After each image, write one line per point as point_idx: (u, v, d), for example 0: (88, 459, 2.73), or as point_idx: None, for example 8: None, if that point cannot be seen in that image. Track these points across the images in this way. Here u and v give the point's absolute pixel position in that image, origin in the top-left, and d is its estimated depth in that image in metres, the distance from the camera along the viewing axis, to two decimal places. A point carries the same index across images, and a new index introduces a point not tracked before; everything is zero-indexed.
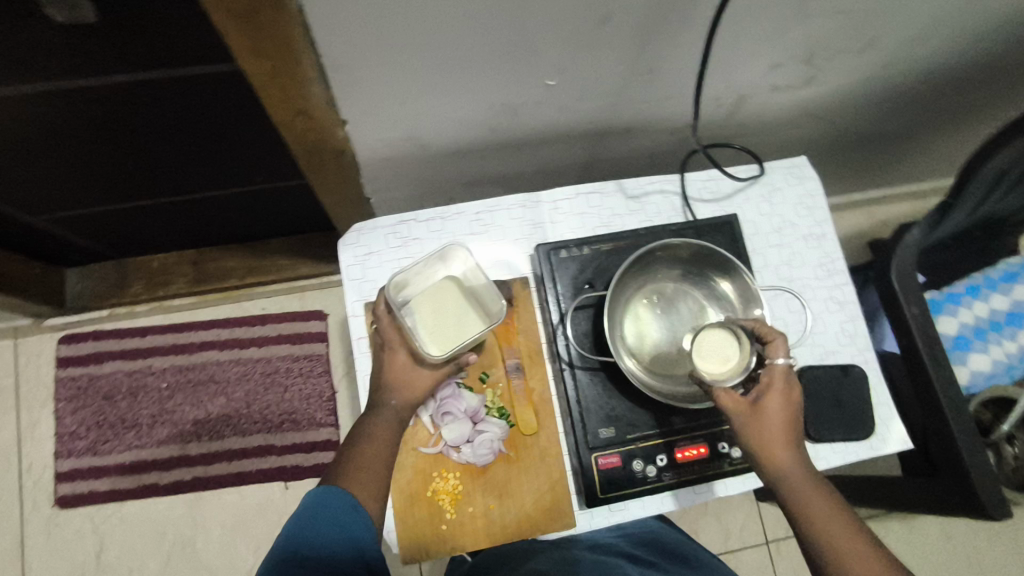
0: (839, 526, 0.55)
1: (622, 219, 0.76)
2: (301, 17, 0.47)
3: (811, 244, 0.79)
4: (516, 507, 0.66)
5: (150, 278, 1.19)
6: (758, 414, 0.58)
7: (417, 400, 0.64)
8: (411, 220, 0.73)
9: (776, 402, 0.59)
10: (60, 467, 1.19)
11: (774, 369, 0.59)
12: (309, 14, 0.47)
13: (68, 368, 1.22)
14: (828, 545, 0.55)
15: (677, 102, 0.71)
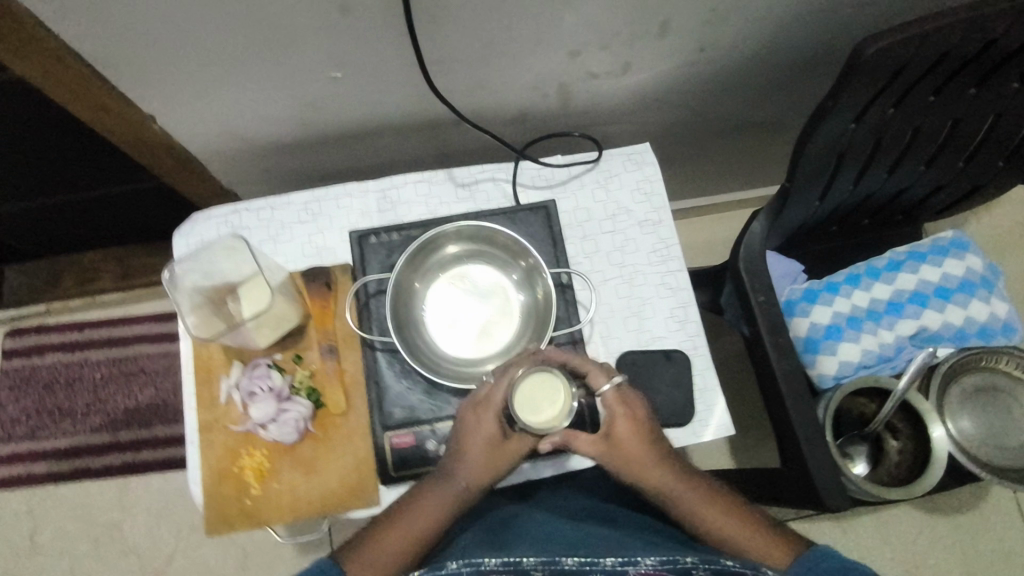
0: (729, 520, 0.60)
1: (450, 207, 0.77)
2: (30, 11, 0.51)
3: (646, 230, 0.79)
4: (321, 484, 0.69)
5: (80, 275, 1.29)
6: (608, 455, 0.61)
7: None
8: (242, 210, 0.76)
9: (625, 428, 0.61)
10: (1, 451, 1.27)
11: (608, 400, 0.61)
12: (37, 10, 0.51)
13: (12, 358, 1.30)
14: (727, 539, 0.59)
15: (491, 92, 0.72)
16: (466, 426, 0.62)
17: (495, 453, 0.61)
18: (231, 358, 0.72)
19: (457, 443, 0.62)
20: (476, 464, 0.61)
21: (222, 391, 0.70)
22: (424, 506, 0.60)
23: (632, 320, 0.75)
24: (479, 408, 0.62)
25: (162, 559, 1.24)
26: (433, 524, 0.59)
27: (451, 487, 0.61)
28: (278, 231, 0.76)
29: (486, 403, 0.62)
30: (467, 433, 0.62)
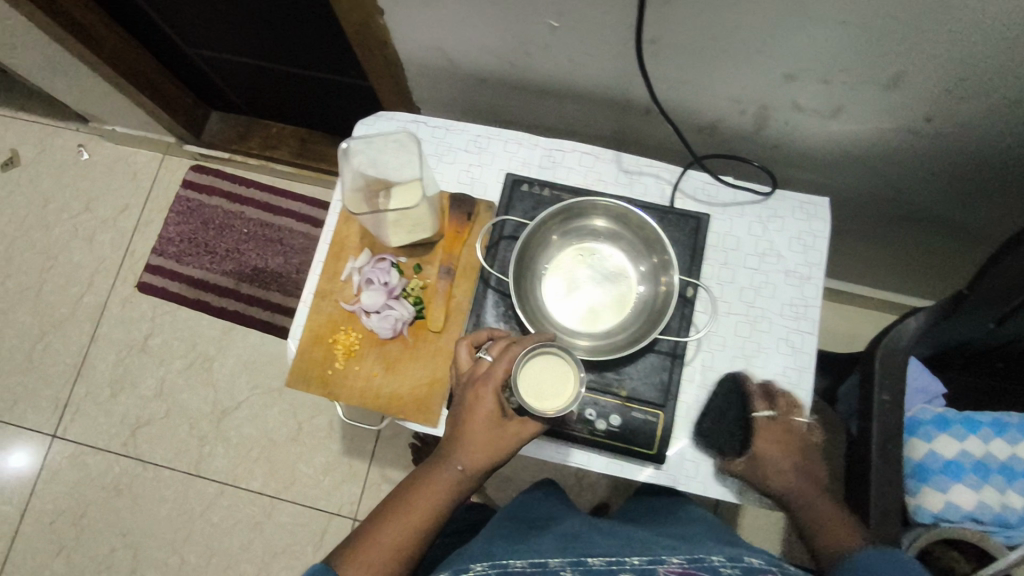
0: (835, 520, 0.64)
1: (605, 185, 0.78)
2: None
3: (790, 281, 0.75)
4: (395, 384, 0.73)
5: (265, 139, 1.41)
6: (759, 433, 0.68)
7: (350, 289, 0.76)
8: (422, 122, 0.82)
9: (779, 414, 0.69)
10: (150, 260, 1.45)
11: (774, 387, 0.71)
12: None
13: (188, 190, 1.49)
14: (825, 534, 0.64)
15: (690, 91, 0.72)
16: (466, 407, 0.62)
17: (490, 435, 0.61)
18: (363, 245, 0.77)
19: (455, 426, 0.62)
20: (473, 449, 0.61)
21: (345, 269, 0.76)
22: (426, 491, 0.61)
23: (739, 361, 0.72)
24: (475, 390, 0.62)
25: (232, 403, 1.36)
26: (433, 502, 0.60)
27: (450, 471, 0.61)
28: (444, 151, 0.81)
29: (482, 384, 0.62)
30: (467, 414, 0.62)
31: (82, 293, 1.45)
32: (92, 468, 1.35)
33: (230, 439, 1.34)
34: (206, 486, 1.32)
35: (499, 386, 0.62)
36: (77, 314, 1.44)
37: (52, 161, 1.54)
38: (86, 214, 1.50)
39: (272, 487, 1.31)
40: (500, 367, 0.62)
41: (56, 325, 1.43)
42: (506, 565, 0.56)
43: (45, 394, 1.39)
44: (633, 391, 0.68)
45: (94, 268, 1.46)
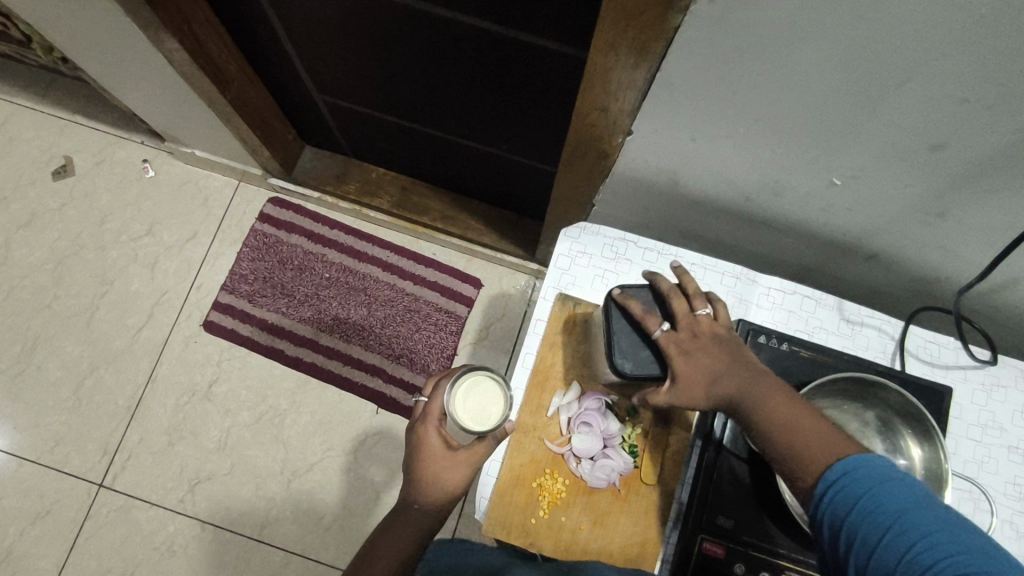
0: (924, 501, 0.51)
1: (827, 334, 0.73)
2: (665, 45, 0.51)
3: (1013, 457, 0.72)
4: (604, 541, 0.67)
5: (362, 184, 1.31)
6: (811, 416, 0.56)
7: (553, 425, 0.69)
8: (632, 242, 0.76)
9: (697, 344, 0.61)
10: (219, 298, 1.34)
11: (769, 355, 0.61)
12: (673, 45, 0.50)
13: (265, 224, 1.38)
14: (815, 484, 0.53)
15: (941, 252, 0.69)
16: (417, 440, 0.67)
17: (455, 463, 0.66)
18: (570, 378, 0.71)
19: (414, 459, 0.67)
20: (440, 481, 0.66)
21: (551, 404, 0.69)
22: (403, 524, 0.64)
23: None
24: (429, 424, 0.67)
25: (303, 465, 1.27)
26: (413, 531, 0.64)
27: (420, 502, 0.66)
28: None
29: (429, 420, 0.67)
30: (419, 443, 0.67)
31: (139, 325, 1.33)
32: (142, 525, 1.23)
33: (300, 503, 1.25)
34: (271, 553, 1.23)
35: (438, 413, 0.68)
36: (133, 350, 1.32)
37: (111, 175, 1.40)
38: (147, 239, 1.38)
39: (344, 559, 1.23)
40: (437, 404, 0.68)
41: (109, 360, 1.31)
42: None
43: (92, 437, 1.27)
44: None
45: (155, 299, 1.34)
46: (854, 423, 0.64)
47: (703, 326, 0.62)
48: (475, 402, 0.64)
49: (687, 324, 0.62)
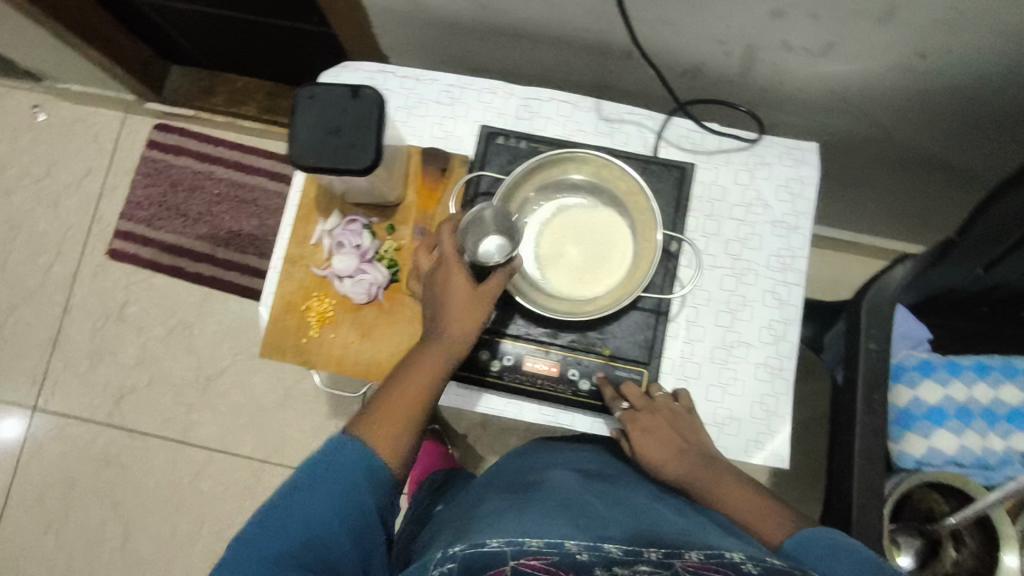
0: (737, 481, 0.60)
1: (585, 135, 0.74)
2: None
3: (776, 231, 0.72)
4: (374, 351, 0.71)
5: (231, 95, 1.34)
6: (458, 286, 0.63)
7: (316, 251, 0.72)
8: (390, 72, 0.76)
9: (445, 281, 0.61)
10: (120, 226, 1.40)
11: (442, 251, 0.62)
12: None
13: (153, 151, 1.42)
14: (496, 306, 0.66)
15: (672, 30, 0.68)
16: (442, 288, 0.61)
17: (473, 298, 0.60)
18: (331, 206, 0.73)
19: (432, 305, 0.62)
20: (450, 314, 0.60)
21: (315, 233, 0.72)
22: (416, 371, 0.59)
23: (725, 315, 0.71)
24: (443, 271, 0.61)
25: (216, 370, 1.35)
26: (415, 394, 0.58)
27: (442, 343, 0.60)
28: (415, 104, 0.75)
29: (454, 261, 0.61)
30: (444, 289, 0.61)
31: (50, 263, 1.40)
32: (78, 438, 1.34)
33: (218, 405, 1.34)
34: (196, 452, 1.33)
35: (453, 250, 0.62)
36: (48, 285, 1.40)
37: (6, 124, 1.45)
38: (48, 179, 1.43)
39: (261, 451, 1.32)
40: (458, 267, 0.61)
41: (26, 297, 1.39)
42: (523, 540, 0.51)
43: (22, 367, 1.37)
44: (616, 348, 0.66)
45: (61, 236, 1.41)
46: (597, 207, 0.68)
47: (662, 407, 0.64)
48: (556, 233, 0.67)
49: (639, 408, 0.63)
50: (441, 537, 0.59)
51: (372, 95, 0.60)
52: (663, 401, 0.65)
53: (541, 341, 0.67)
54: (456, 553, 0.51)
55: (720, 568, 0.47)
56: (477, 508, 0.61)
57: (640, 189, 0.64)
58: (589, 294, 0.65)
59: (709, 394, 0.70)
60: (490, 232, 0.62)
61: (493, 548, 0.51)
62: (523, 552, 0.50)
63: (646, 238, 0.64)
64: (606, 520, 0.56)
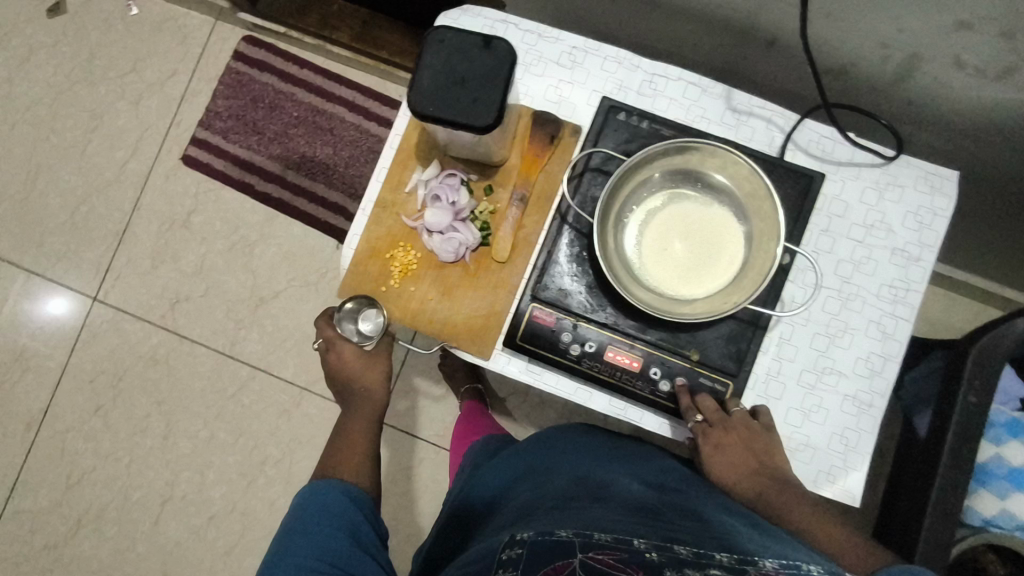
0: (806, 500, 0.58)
1: (708, 123, 0.69)
2: None
3: (894, 259, 0.67)
4: (451, 311, 0.69)
5: (324, 18, 1.32)
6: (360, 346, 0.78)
7: (409, 200, 0.70)
8: (512, 24, 0.72)
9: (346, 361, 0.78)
10: (196, 134, 1.40)
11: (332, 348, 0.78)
12: None
13: (239, 62, 1.40)
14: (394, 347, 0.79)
15: (832, 24, 0.62)
16: (342, 370, 0.78)
17: (368, 362, 0.79)
18: (431, 156, 0.70)
19: (346, 384, 0.79)
20: (361, 394, 0.79)
21: (410, 181, 0.70)
22: (358, 417, 0.79)
23: (823, 338, 0.67)
24: (336, 352, 0.78)
25: (269, 292, 1.36)
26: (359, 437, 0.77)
27: (359, 396, 0.79)
28: (533, 62, 0.71)
29: (340, 341, 0.76)
30: (344, 368, 0.78)
31: (125, 159, 1.42)
32: (131, 335, 1.38)
33: (266, 326, 1.35)
34: (240, 367, 1.35)
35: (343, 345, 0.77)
36: (121, 180, 1.41)
37: (99, 12, 1.45)
38: (133, 75, 1.43)
39: (302, 378, 1.34)
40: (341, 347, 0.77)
41: (99, 188, 1.42)
42: (592, 536, 0.52)
43: (87, 256, 1.40)
44: (705, 355, 0.63)
45: (139, 134, 1.42)
46: (714, 204, 0.63)
47: (737, 424, 0.61)
48: (667, 221, 0.63)
49: (712, 423, 0.61)
50: (518, 520, 0.62)
51: (504, 46, 0.56)
52: (739, 418, 0.62)
53: (629, 334, 0.64)
54: (527, 540, 0.55)
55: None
56: (548, 498, 0.63)
57: (766, 194, 0.59)
58: (687, 294, 0.62)
59: (789, 417, 0.66)
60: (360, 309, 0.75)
61: (561, 540, 0.52)
62: (591, 544, 0.51)
63: (762, 248, 0.60)
64: (679, 520, 0.55)
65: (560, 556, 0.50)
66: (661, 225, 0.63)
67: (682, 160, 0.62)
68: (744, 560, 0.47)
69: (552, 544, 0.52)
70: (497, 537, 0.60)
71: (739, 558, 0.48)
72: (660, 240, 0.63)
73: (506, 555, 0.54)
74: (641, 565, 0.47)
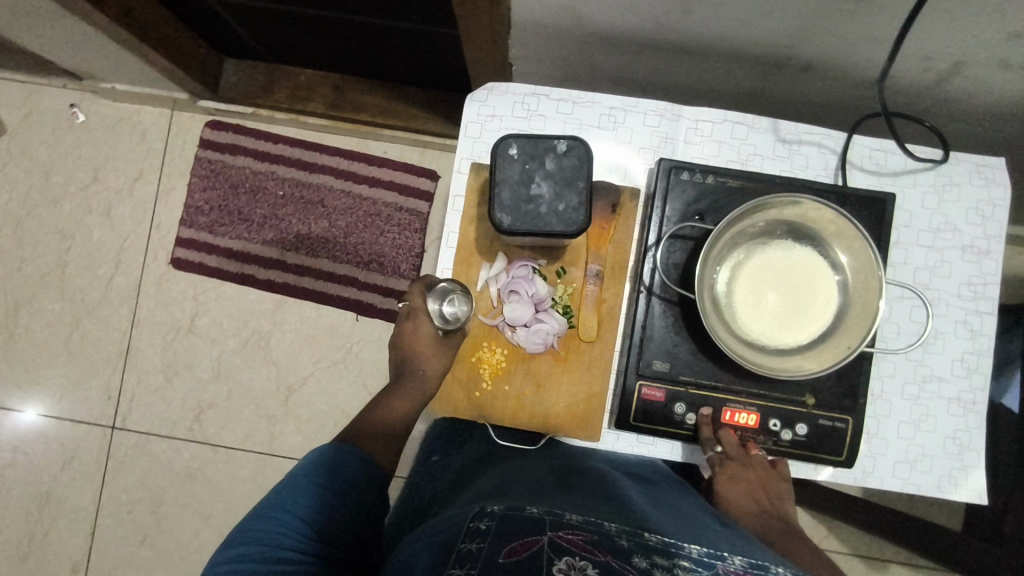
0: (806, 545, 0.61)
1: (762, 160, 0.68)
2: None
3: (967, 257, 0.68)
4: (550, 403, 0.67)
5: (294, 90, 1.23)
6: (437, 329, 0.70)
7: (484, 296, 0.68)
8: (543, 95, 0.69)
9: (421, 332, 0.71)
10: (180, 234, 1.33)
11: (414, 304, 0.73)
12: None
13: (207, 151, 1.33)
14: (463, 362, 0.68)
15: (875, 46, 0.62)
16: (411, 344, 0.72)
17: (435, 349, 0.70)
18: (494, 249, 0.68)
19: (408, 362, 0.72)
20: (416, 377, 0.71)
21: (480, 279, 0.68)
22: (399, 404, 0.72)
23: (920, 347, 0.67)
24: (415, 323, 0.72)
25: (296, 380, 1.31)
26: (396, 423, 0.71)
27: (412, 380, 0.71)
28: (574, 132, 0.69)
29: (423, 313, 0.72)
30: (413, 344, 0.72)
31: (110, 274, 1.33)
32: (160, 456, 1.31)
33: (301, 415, 1.31)
34: (283, 464, 1.30)
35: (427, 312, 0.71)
36: (111, 298, 1.33)
37: (43, 126, 1.35)
38: (97, 185, 1.34)
39: None
40: (423, 313, 0.72)
41: (88, 312, 1.33)
42: (562, 516, 0.51)
43: (94, 384, 1.32)
44: (819, 397, 0.63)
45: (119, 246, 1.34)
46: (800, 248, 0.63)
47: (755, 463, 0.64)
48: (759, 273, 0.62)
49: (731, 456, 0.63)
50: (474, 498, 0.61)
51: (580, 146, 0.54)
52: (758, 460, 0.64)
53: (742, 392, 0.64)
54: (495, 510, 0.52)
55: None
56: (501, 487, 0.62)
57: (857, 234, 0.59)
58: (792, 342, 0.61)
59: (901, 431, 0.67)
60: (452, 291, 0.68)
61: (529, 517, 0.50)
62: (562, 524, 0.50)
63: (863, 286, 0.60)
64: (651, 518, 0.56)
65: (528, 532, 0.48)
66: (753, 277, 0.62)
67: (769, 211, 0.62)
68: (712, 556, 0.49)
69: (517, 521, 0.50)
70: (450, 512, 0.58)
71: (709, 551, 0.50)
72: (753, 291, 0.62)
73: (473, 526, 0.50)
74: (612, 552, 0.47)
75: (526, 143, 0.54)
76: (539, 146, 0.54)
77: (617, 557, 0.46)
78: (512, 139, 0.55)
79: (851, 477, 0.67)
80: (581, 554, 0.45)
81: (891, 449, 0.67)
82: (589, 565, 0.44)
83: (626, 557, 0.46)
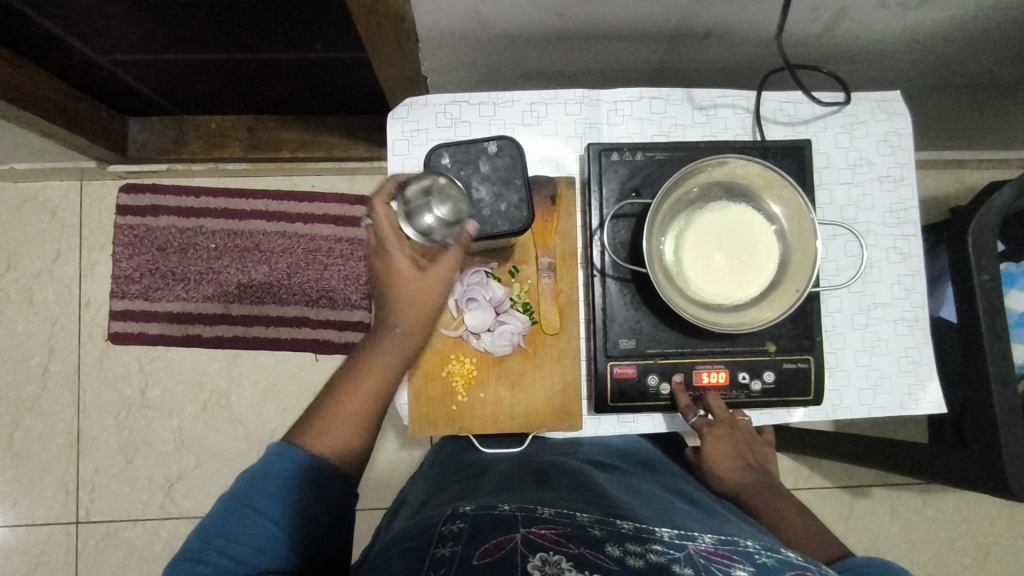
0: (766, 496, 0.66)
1: (684, 130, 0.71)
2: None
3: (885, 186, 0.73)
4: (527, 401, 0.67)
5: (207, 139, 1.19)
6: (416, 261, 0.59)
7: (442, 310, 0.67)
8: (463, 101, 0.70)
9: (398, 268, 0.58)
10: (113, 306, 1.27)
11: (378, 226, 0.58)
12: None
13: (127, 216, 1.27)
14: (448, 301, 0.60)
15: (763, 6, 0.65)
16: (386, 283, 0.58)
17: (424, 284, 0.58)
18: None
19: (384, 310, 0.59)
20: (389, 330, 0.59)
21: None
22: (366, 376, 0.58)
23: (859, 278, 0.71)
24: (383, 257, 0.59)
25: (265, 433, 1.27)
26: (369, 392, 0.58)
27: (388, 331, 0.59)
28: (501, 132, 0.70)
29: (394, 241, 0.58)
30: (386, 283, 0.58)
31: (44, 363, 1.26)
32: (134, 541, 1.24)
33: None
34: None
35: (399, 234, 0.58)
36: (50, 387, 1.26)
37: None
38: (12, 272, 1.26)
39: None
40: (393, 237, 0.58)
41: (27, 407, 1.25)
42: (534, 512, 0.51)
43: (48, 482, 1.24)
44: (778, 343, 0.66)
45: (48, 331, 1.26)
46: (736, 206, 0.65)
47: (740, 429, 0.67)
48: (700, 234, 0.64)
49: (720, 420, 0.65)
50: (444, 503, 0.60)
51: (510, 146, 0.61)
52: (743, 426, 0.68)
53: (707, 354, 0.66)
54: (467, 511, 0.51)
55: (730, 556, 0.48)
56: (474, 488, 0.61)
57: (784, 183, 0.62)
58: (743, 296, 0.63)
59: (858, 359, 0.71)
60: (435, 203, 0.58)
61: (502, 515, 0.50)
62: (535, 520, 0.50)
63: (800, 232, 0.63)
64: (622, 503, 0.57)
65: (501, 531, 0.48)
66: (696, 239, 0.64)
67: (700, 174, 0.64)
68: (684, 537, 0.50)
69: (492, 520, 0.49)
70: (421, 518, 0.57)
71: (679, 535, 0.51)
72: (697, 253, 0.64)
73: (445, 530, 0.49)
74: (586, 542, 0.47)
75: (463, 151, 0.61)
76: (474, 151, 0.61)
77: (590, 546, 0.46)
78: (449, 150, 0.61)
79: (821, 412, 0.70)
80: (554, 548, 0.45)
81: (852, 378, 0.71)
82: (563, 559, 0.44)
83: (600, 545, 0.47)
